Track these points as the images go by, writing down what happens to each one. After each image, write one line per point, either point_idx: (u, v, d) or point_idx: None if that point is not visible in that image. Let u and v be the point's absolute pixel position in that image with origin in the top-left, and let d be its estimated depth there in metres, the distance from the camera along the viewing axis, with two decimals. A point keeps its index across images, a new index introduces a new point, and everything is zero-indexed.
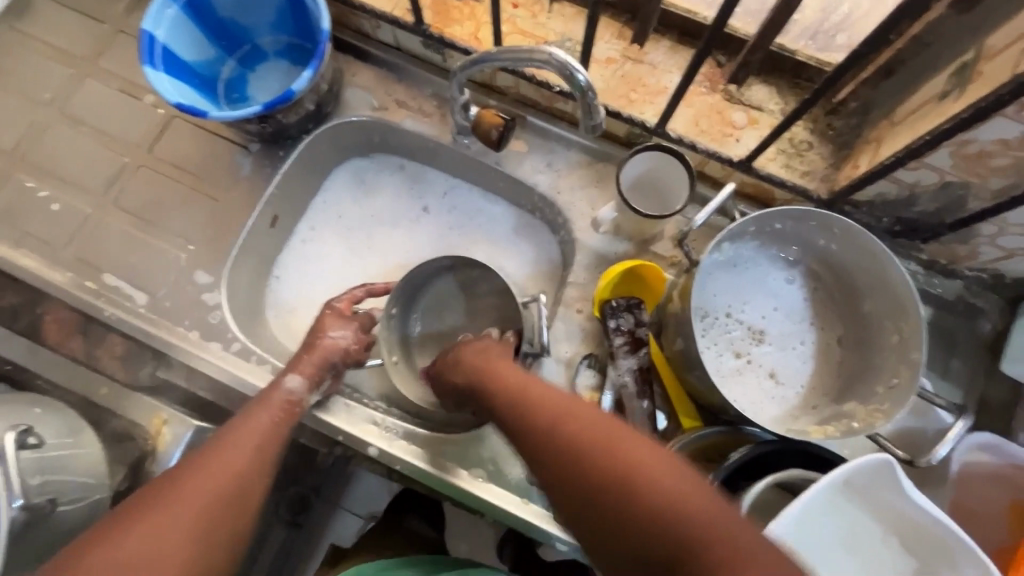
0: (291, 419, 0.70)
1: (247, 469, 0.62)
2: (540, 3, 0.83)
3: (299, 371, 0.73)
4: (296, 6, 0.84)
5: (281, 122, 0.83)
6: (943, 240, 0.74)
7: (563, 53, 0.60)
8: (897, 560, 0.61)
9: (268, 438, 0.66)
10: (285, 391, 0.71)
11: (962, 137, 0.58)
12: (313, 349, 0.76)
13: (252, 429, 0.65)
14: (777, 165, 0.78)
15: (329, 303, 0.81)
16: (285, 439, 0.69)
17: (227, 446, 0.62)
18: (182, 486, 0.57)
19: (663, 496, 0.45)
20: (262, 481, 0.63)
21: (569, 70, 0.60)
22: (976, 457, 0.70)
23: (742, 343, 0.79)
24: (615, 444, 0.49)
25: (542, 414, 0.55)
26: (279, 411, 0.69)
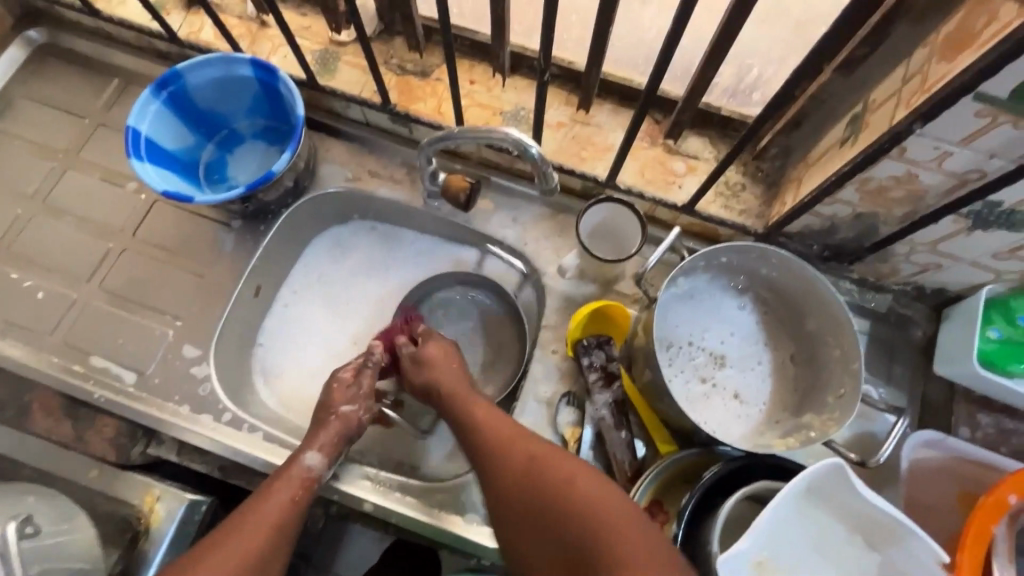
0: (309, 496, 0.72)
1: (262, 552, 0.64)
2: (494, 78, 0.93)
3: (317, 448, 0.75)
4: (271, 94, 0.92)
5: (263, 200, 0.89)
6: (867, 260, 0.84)
7: (517, 132, 0.70)
8: (862, 557, 0.66)
9: (284, 515, 0.68)
10: (303, 467, 0.73)
11: (863, 176, 0.68)
12: (327, 425, 0.77)
13: (269, 509, 0.67)
14: (717, 206, 0.87)
15: (335, 373, 0.82)
16: (301, 517, 0.70)
17: (243, 529, 0.65)
18: (196, 574, 0.61)
19: (592, 507, 0.60)
20: (275, 564, 0.65)
21: (523, 145, 0.70)
22: (925, 453, 0.77)
23: (706, 368, 0.86)
24: (556, 467, 0.64)
25: (502, 443, 0.68)
26: (297, 488, 0.71)
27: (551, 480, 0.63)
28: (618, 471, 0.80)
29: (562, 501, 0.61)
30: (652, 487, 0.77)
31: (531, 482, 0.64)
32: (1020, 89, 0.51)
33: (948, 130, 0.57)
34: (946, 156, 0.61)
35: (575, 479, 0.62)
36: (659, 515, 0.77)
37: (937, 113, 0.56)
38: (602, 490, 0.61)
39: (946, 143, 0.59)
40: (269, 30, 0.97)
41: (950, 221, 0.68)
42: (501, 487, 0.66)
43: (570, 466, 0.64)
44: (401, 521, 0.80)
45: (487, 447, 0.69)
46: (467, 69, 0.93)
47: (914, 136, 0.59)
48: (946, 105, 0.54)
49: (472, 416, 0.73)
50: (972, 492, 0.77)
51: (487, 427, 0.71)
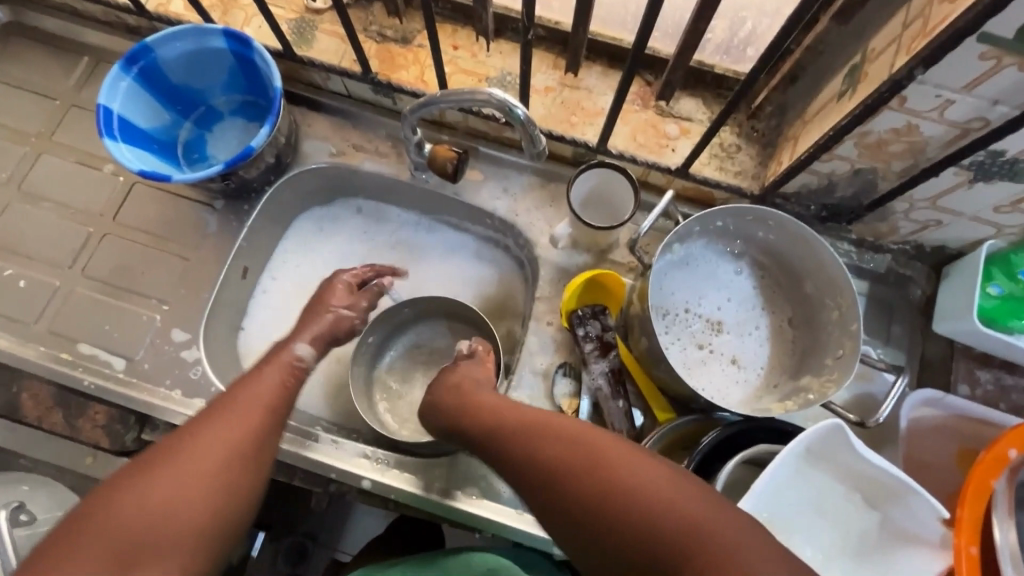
0: (297, 384, 0.67)
1: (267, 423, 0.59)
2: (477, 43, 0.89)
3: (307, 338, 0.73)
4: (247, 67, 0.88)
5: (244, 177, 0.87)
6: (865, 220, 0.82)
7: (501, 92, 0.67)
8: (861, 516, 0.66)
9: (279, 395, 0.63)
10: (291, 355, 0.69)
11: (862, 130, 0.65)
12: (322, 320, 0.76)
13: (262, 388, 0.62)
14: (711, 169, 0.85)
15: (339, 275, 0.82)
16: (291, 402, 0.65)
17: (239, 403, 0.59)
18: (191, 445, 0.52)
19: (647, 492, 0.47)
20: (274, 443, 0.59)
21: (508, 106, 0.68)
22: (923, 411, 0.76)
23: (703, 334, 0.85)
24: (603, 454, 0.51)
25: (522, 435, 0.57)
26: (286, 373, 0.66)
27: (590, 465, 0.51)
28: None
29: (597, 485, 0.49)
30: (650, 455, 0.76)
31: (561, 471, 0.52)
32: None
33: (951, 76, 0.55)
34: (948, 105, 0.58)
35: (618, 465, 0.50)
36: None
37: (940, 57, 0.53)
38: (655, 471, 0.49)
39: (948, 90, 0.56)
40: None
41: (951, 173, 0.66)
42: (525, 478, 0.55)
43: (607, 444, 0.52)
44: (400, 497, 0.80)
45: (511, 442, 0.58)
46: (449, 34, 0.89)
47: (914, 84, 0.57)
48: (949, 48, 0.52)
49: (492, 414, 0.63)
50: (970, 448, 0.76)
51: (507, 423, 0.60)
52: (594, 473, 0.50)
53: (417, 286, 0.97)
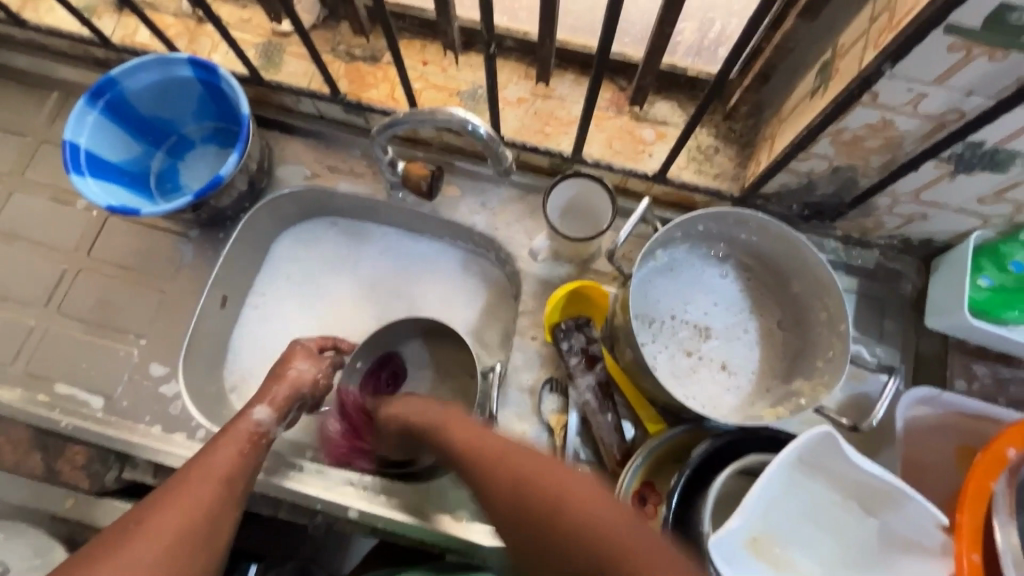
0: (258, 450, 0.68)
1: (218, 505, 0.59)
2: (447, 58, 0.88)
3: (267, 402, 0.73)
4: (215, 94, 0.87)
5: (216, 206, 0.85)
6: (849, 217, 0.80)
7: (461, 111, 0.67)
8: (858, 525, 0.64)
9: (233, 471, 0.63)
10: (251, 422, 0.70)
11: (836, 127, 0.64)
12: (283, 379, 0.76)
13: (215, 463, 0.63)
14: (690, 172, 0.83)
15: (298, 342, 0.83)
16: (253, 472, 0.66)
17: (189, 483, 0.59)
18: (140, 531, 0.54)
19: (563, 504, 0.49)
20: (229, 515, 0.60)
21: (468, 124, 0.67)
22: (919, 410, 0.75)
23: (691, 342, 0.84)
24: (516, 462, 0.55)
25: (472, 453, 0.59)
26: (245, 442, 0.67)
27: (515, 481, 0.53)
28: (606, 455, 0.78)
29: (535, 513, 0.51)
30: (642, 470, 0.74)
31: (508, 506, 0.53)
32: (993, 16, 0.46)
33: (920, 69, 0.53)
34: (921, 98, 0.57)
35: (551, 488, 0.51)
36: (652, 496, 0.74)
37: (907, 50, 0.51)
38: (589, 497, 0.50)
39: (919, 84, 0.55)
40: (207, 26, 0.92)
41: (931, 166, 0.65)
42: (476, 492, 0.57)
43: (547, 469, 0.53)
44: (388, 525, 0.78)
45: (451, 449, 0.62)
46: (418, 50, 0.88)
47: (884, 79, 0.55)
48: (917, 41, 0.50)
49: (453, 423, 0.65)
50: (971, 446, 0.74)
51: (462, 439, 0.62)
52: (531, 493, 0.52)
53: (403, 305, 0.95)
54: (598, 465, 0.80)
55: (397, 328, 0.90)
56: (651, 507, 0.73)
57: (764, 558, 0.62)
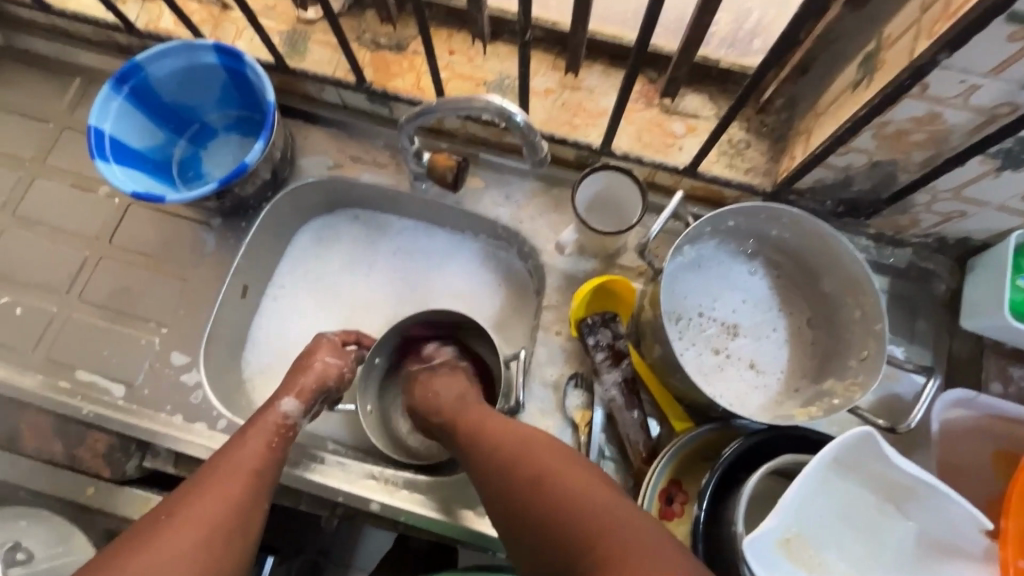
0: (286, 442, 0.68)
1: (247, 498, 0.59)
2: (474, 47, 0.87)
3: (294, 394, 0.73)
4: (239, 81, 0.86)
5: (240, 195, 0.84)
6: (885, 214, 0.78)
7: (499, 99, 0.65)
8: (894, 526, 0.62)
9: (261, 464, 0.63)
10: (279, 413, 0.70)
11: (880, 120, 0.62)
12: (309, 370, 0.76)
13: (243, 457, 0.62)
14: (721, 167, 0.82)
15: (324, 334, 0.83)
16: (279, 465, 0.66)
17: (219, 475, 0.59)
18: (169, 523, 0.53)
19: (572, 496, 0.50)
20: (259, 510, 0.59)
21: (506, 113, 0.66)
22: (954, 413, 0.73)
23: (719, 339, 0.82)
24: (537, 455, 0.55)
25: (496, 441, 0.60)
26: (273, 434, 0.67)
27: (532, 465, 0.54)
28: (632, 452, 0.77)
29: (542, 499, 0.51)
30: (669, 468, 0.73)
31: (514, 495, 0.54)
32: None
33: (975, 60, 0.51)
34: (973, 90, 0.55)
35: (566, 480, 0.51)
36: (679, 495, 0.73)
37: (963, 39, 0.49)
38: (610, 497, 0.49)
39: (973, 76, 0.53)
40: (231, 13, 0.91)
41: (976, 162, 0.63)
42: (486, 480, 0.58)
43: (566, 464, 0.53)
44: (409, 519, 0.77)
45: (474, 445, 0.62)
46: (445, 39, 0.87)
47: (936, 70, 0.53)
48: (977, 29, 0.48)
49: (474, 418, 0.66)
50: (1009, 450, 0.72)
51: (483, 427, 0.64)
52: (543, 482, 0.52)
53: (424, 298, 0.94)
54: (622, 461, 0.79)
55: (420, 321, 0.88)
56: (678, 506, 0.73)
57: (800, 561, 0.60)
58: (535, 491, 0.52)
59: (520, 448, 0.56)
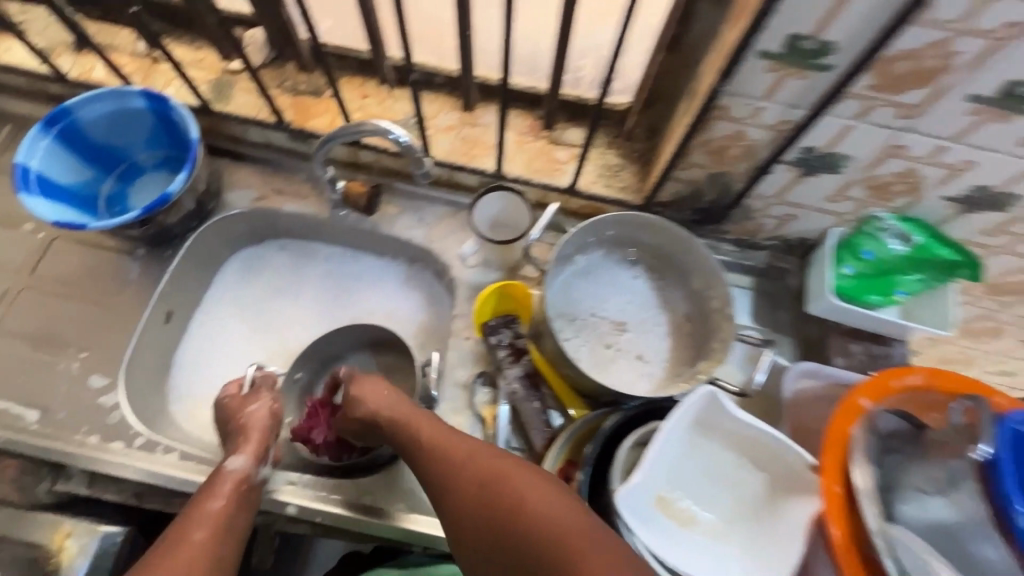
0: (247, 499, 0.74)
1: (210, 558, 0.66)
2: (384, 91, 0.99)
3: (242, 452, 0.77)
4: (166, 124, 0.94)
5: (163, 223, 0.90)
6: (736, 220, 0.93)
7: (383, 122, 0.76)
8: (749, 477, 0.72)
9: (220, 525, 0.69)
10: (232, 473, 0.74)
11: (702, 138, 0.77)
12: (246, 429, 0.80)
13: (201, 522, 0.68)
14: (599, 186, 0.96)
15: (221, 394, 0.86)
16: (242, 520, 0.72)
17: (178, 543, 0.66)
18: None
19: (538, 514, 0.58)
20: (224, 565, 0.67)
21: (391, 134, 0.76)
22: (808, 384, 0.84)
23: (610, 335, 0.93)
24: (510, 478, 0.62)
25: (461, 464, 0.67)
26: (231, 494, 0.72)
27: (507, 493, 0.62)
28: (533, 440, 0.84)
29: (523, 524, 0.59)
30: (566, 449, 0.79)
31: (496, 522, 0.61)
32: (788, 43, 0.60)
33: (751, 87, 0.66)
34: (761, 111, 0.70)
35: (533, 503, 0.59)
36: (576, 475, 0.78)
37: (734, 70, 0.64)
38: (571, 510, 0.58)
39: (754, 99, 0.68)
40: (161, 65, 1.00)
41: (783, 169, 0.78)
42: (460, 512, 0.64)
43: (534, 484, 0.61)
44: (325, 521, 0.80)
45: (438, 467, 0.68)
46: (358, 85, 0.99)
47: (727, 96, 0.68)
48: (740, 63, 0.63)
49: (426, 437, 0.71)
50: None
51: (441, 452, 0.69)
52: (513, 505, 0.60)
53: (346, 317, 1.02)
54: (529, 452, 0.86)
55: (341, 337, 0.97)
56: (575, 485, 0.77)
57: (671, 515, 0.69)
58: (514, 520, 0.59)
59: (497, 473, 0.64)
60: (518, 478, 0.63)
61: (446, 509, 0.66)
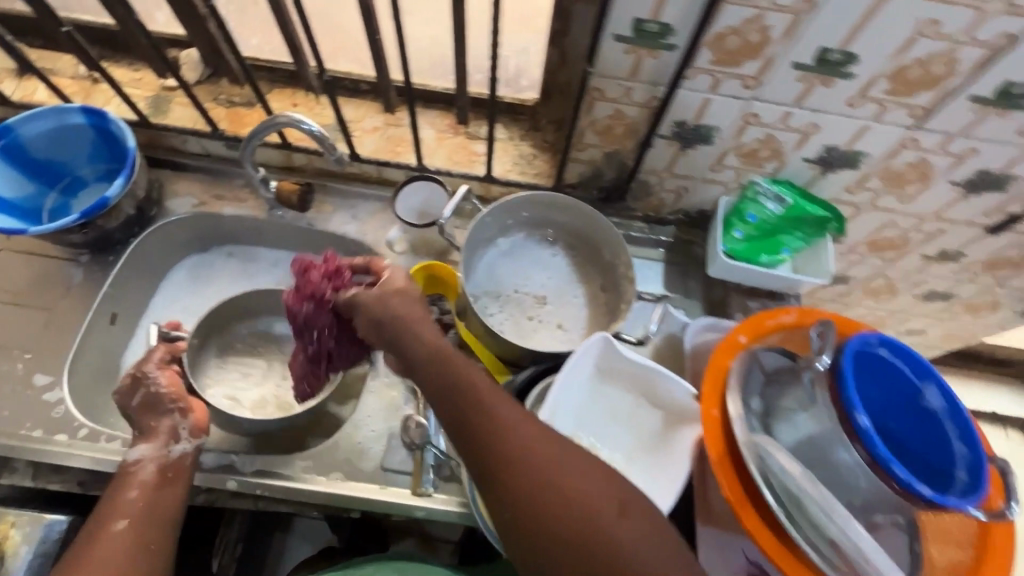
0: (170, 475, 0.78)
1: (138, 535, 0.72)
2: (313, 99, 1.07)
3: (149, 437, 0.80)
4: (105, 138, 1.01)
5: (103, 228, 0.96)
6: (639, 196, 1.03)
7: (293, 113, 0.83)
8: (646, 415, 0.81)
9: (143, 504, 0.74)
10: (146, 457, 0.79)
11: (589, 119, 0.86)
12: (144, 412, 0.83)
13: (124, 506, 0.74)
14: (515, 173, 1.04)
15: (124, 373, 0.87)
16: (171, 493, 0.77)
17: (104, 529, 0.71)
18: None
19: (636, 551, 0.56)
20: (157, 535, 0.73)
21: (299, 124, 0.83)
22: (708, 336, 0.92)
23: (532, 308, 1.00)
24: (603, 500, 0.59)
25: (550, 463, 0.60)
26: (150, 476, 0.77)
27: (601, 516, 0.57)
28: None
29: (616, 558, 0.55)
30: None
31: (586, 539, 0.56)
32: (634, 26, 0.70)
33: (615, 68, 0.76)
34: (630, 89, 0.80)
35: (631, 537, 0.57)
36: None
37: (597, 52, 0.74)
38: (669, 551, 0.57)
39: (621, 79, 0.78)
40: (101, 85, 1.07)
41: (664, 144, 0.88)
42: (539, 509, 0.58)
43: (637, 516, 0.58)
44: (276, 495, 0.85)
45: (517, 458, 0.61)
46: (288, 94, 1.07)
47: (598, 78, 0.78)
48: (600, 46, 0.73)
49: (508, 423, 0.63)
50: None
51: (518, 436, 0.62)
52: (608, 530, 0.57)
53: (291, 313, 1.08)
54: None
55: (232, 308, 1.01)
56: None
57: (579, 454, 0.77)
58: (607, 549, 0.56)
59: (593, 489, 0.59)
60: (612, 503, 0.59)
61: (497, 470, 0.61)
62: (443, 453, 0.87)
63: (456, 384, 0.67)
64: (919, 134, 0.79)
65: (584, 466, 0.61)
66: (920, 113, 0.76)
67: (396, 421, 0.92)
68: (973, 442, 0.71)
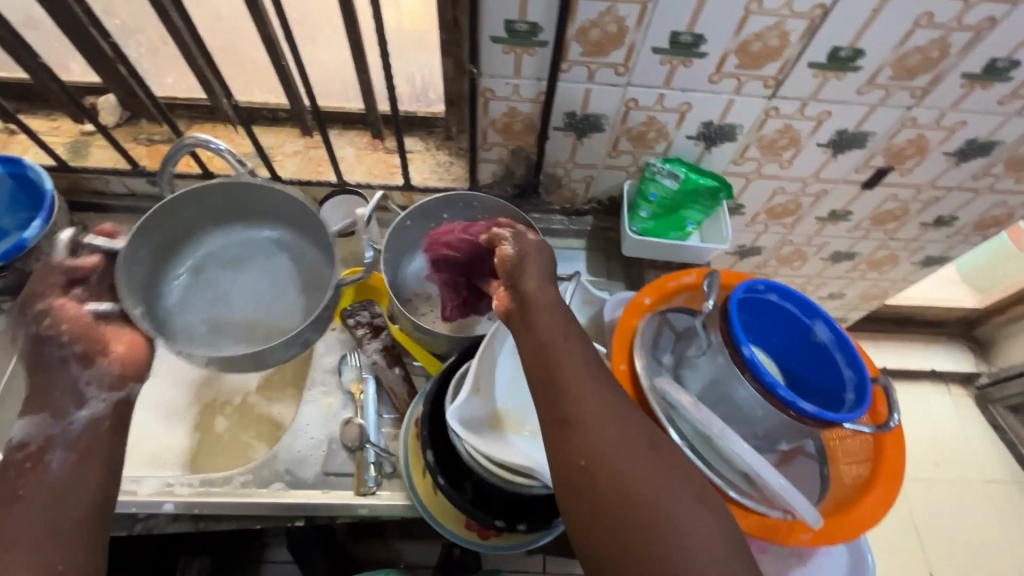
0: (91, 443, 0.73)
1: (73, 505, 0.68)
2: (234, 130, 1.11)
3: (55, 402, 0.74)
4: (23, 185, 1.02)
5: (25, 271, 0.97)
6: (551, 189, 1.10)
7: (196, 134, 0.84)
8: None
9: (67, 476, 0.69)
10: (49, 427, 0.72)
11: (487, 119, 0.94)
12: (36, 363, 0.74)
13: (45, 478, 0.69)
14: (433, 180, 1.10)
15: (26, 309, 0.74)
16: (97, 463, 0.72)
17: (25, 502, 0.67)
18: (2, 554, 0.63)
19: (688, 536, 0.52)
20: (90, 501, 0.69)
21: (204, 142, 0.84)
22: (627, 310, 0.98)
23: None
24: (662, 474, 0.56)
25: (619, 428, 0.59)
26: (67, 447, 0.71)
27: (656, 485, 0.55)
28: (398, 402, 0.94)
29: (661, 530, 0.52)
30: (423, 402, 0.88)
31: (630, 499, 0.54)
32: (507, 27, 0.78)
33: (498, 68, 0.84)
34: (518, 87, 0.87)
35: (682, 519, 0.53)
36: None
37: (478, 53, 0.81)
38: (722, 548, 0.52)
39: (508, 77, 0.86)
40: (18, 136, 1.09)
41: (561, 135, 0.96)
42: (592, 462, 0.56)
43: (694, 500, 0.55)
44: (218, 511, 0.85)
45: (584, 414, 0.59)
46: (209, 129, 1.11)
47: (485, 79, 0.86)
48: (480, 47, 0.81)
49: (583, 385, 0.61)
50: None
51: (589, 398, 0.60)
52: (660, 501, 0.54)
53: None
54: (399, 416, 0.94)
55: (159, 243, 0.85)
56: None
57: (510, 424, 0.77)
58: (654, 519, 0.53)
59: (653, 460, 0.57)
60: (670, 480, 0.56)
61: (579, 421, 0.58)
62: (383, 450, 0.89)
63: (553, 348, 0.64)
64: (778, 102, 0.89)
65: (649, 441, 0.59)
66: (773, 83, 0.86)
67: (335, 426, 0.94)
68: (859, 366, 0.76)
